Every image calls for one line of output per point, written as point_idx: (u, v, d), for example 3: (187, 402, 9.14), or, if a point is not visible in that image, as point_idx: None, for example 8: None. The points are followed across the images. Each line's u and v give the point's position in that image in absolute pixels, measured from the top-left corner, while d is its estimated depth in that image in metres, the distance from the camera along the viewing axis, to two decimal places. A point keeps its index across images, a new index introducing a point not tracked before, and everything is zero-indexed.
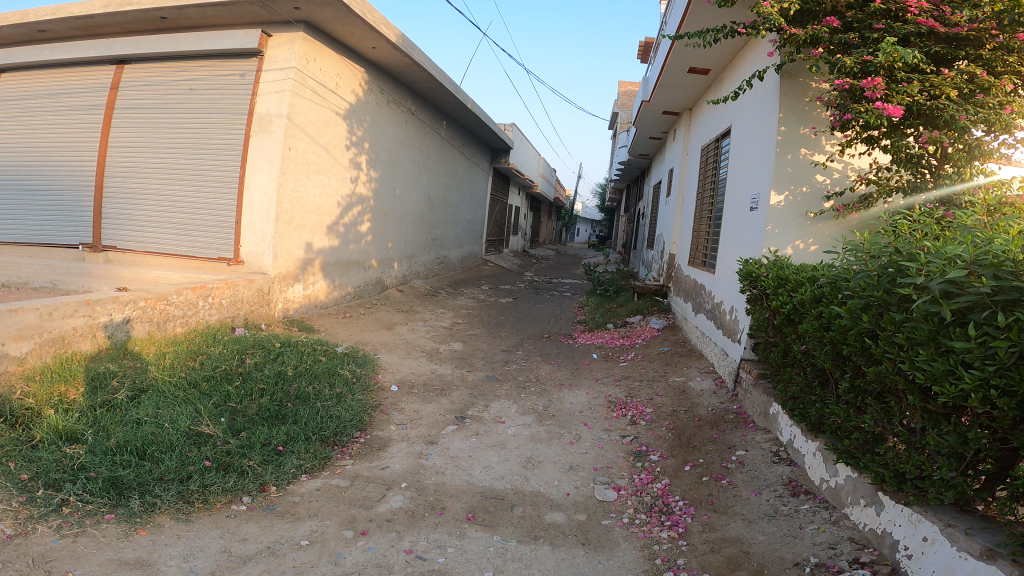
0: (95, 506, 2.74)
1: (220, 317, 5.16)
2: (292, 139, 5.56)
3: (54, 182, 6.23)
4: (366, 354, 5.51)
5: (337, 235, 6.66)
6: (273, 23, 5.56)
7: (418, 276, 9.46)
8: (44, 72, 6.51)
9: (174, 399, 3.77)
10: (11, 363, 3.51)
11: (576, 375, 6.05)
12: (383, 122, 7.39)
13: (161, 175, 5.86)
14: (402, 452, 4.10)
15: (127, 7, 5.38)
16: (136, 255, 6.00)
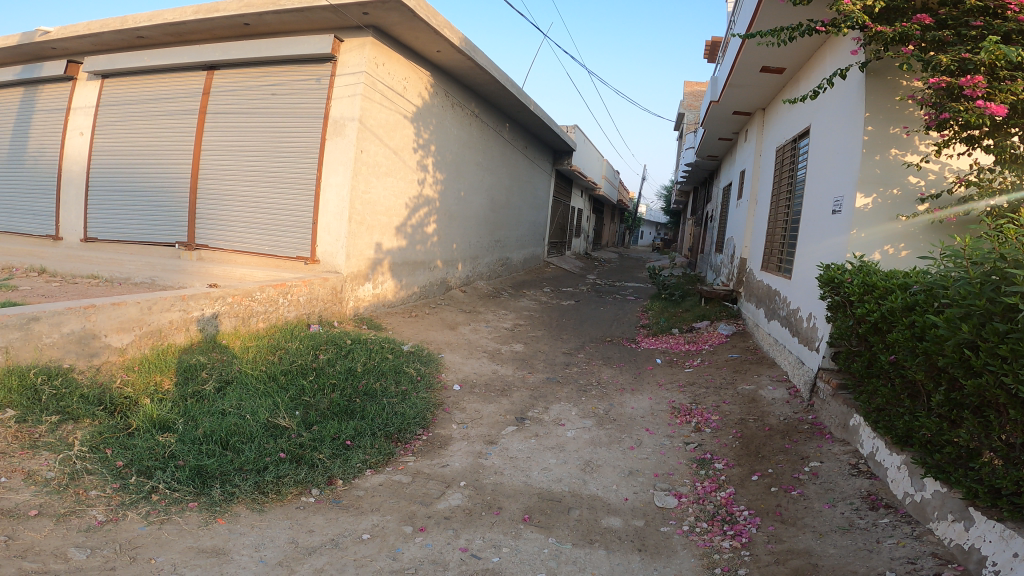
0: (181, 495, 2.80)
1: (297, 313, 5.38)
2: (364, 142, 5.75)
3: (152, 184, 6.67)
4: (431, 353, 5.61)
5: (405, 236, 6.82)
6: (344, 29, 5.76)
7: (481, 278, 9.56)
8: (137, 78, 6.86)
9: (256, 392, 3.95)
10: (114, 353, 3.89)
11: (639, 379, 5.92)
12: (448, 125, 7.52)
13: (246, 179, 6.19)
14: (462, 451, 4.13)
15: (213, 13, 5.71)
16: (221, 254, 6.35)
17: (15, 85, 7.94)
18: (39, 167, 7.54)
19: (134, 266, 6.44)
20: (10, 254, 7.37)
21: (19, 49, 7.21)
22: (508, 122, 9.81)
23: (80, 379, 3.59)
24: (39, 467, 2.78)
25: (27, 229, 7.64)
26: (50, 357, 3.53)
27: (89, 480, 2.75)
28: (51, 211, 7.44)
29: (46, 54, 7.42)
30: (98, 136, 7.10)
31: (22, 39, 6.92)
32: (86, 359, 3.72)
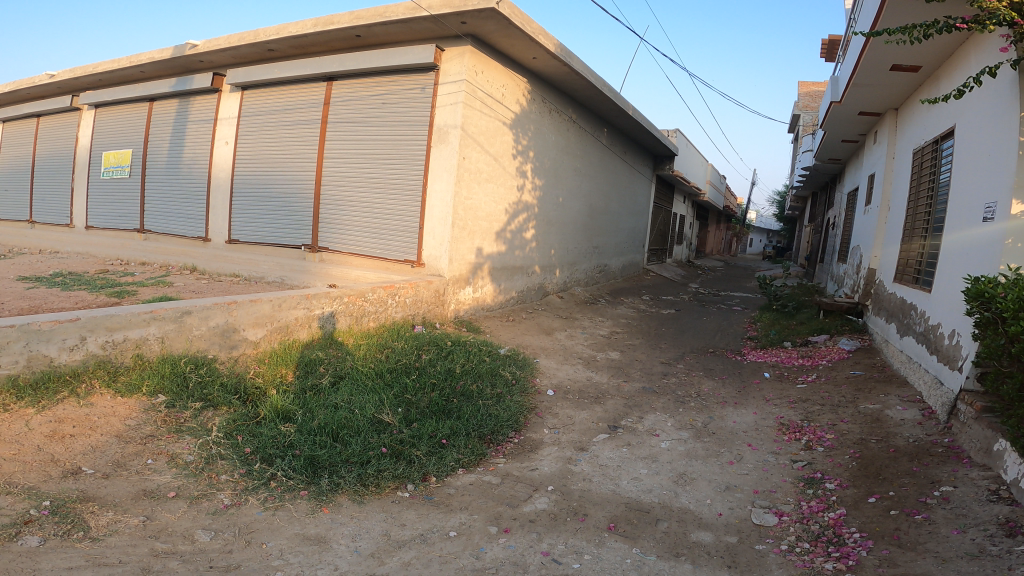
0: (294, 483, 3.17)
1: (404, 315, 5.75)
2: (466, 149, 6.02)
3: (281, 190, 7.34)
4: (526, 358, 5.81)
5: (504, 240, 7.02)
6: (446, 38, 6.03)
7: (579, 283, 9.63)
8: (270, 89, 7.55)
9: (365, 387, 4.32)
10: (249, 346, 4.48)
11: (743, 393, 5.69)
12: (546, 131, 7.59)
13: (362, 185, 6.66)
14: (553, 455, 4.25)
15: (329, 26, 6.17)
16: (340, 256, 6.89)
17: (168, 97, 8.68)
18: (191, 175, 8.29)
19: (268, 266, 7.22)
20: (169, 253, 8.36)
21: (172, 63, 8.00)
22: (607, 126, 9.70)
23: (221, 368, 4.15)
24: (181, 451, 3.28)
25: (179, 231, 8.43)
26: (198, 347, 4.16)
27: (221, 465, 3.20)
28: (201, 214, 8.19)
29: (195, 68, 8.24)
30: (239, 145, 7.80)
31: (175, 54, 7.71)
32: (226, 350, 4.32)
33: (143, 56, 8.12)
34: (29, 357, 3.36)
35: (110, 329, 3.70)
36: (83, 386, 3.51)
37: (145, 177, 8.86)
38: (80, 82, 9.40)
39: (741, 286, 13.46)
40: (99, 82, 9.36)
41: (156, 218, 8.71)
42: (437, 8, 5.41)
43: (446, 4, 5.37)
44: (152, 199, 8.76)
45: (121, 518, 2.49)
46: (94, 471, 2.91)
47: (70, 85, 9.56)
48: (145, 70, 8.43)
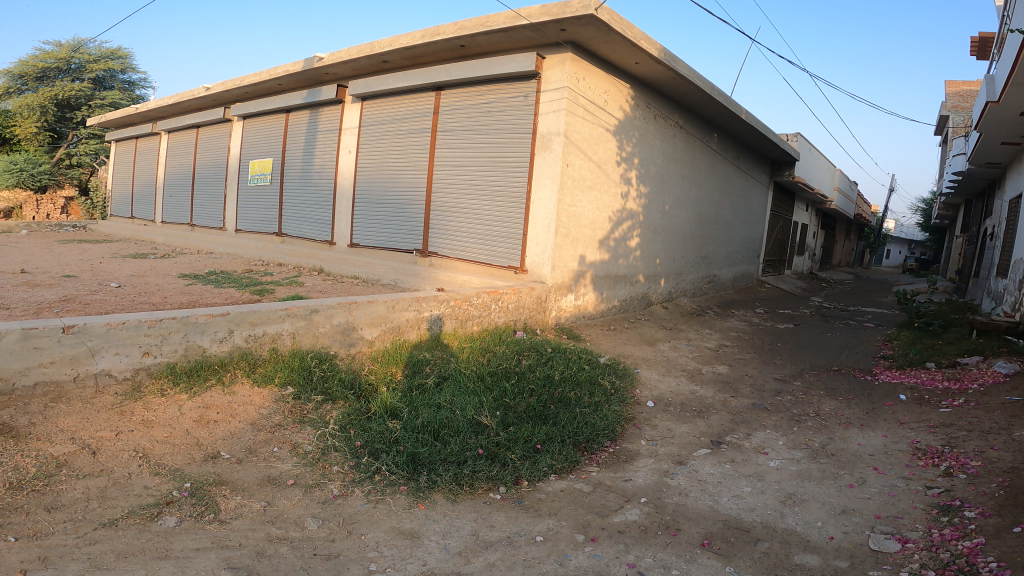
0: (396, 478, 3.46)
1: (506, 320, 6.01)
2: (569, 156, 6.24)
3: (399, 197, 7.83)
4: (627, 368, 5.84)
5: (608, 248, 7.24)
6: (546, 46, 6.29)
7: (685, 293, 9.51)
8: (386, 99, 8.06)
9: (466, 389, 4.58)
10: (365, 345, 4.90)
11: (872, 415, 5.28)
12: (652, 138, 7.77)
13: (469, 193, 7.01)
14: (648, 467, 4.24)
15: (436, 37, 6.51)
16: (448, 260, 7.27)
17: (301, 108, 9.50)
18: (321, 181, 9.05)
19: (383, 269, 7.59)
20: (301, 255, 9.08)
21: (303, 75, 8.72)
22: (717, 132, 9.72)
23: (340, 364, 4.60)
24: (302, 440, 3.70)
25: (311, 235, 9.24)
26: (323, 343, 4.64)
27: (334, 456, 3.57)
28: (328, 219, 8.92)
29: (323, 79, 8.94)
30: (360, 154, 8.41)
31: (305, 67, 8.39)
32: (345, 347, 4.77)
33: (279, 69, 8.94)
34: (186, 347, 3.98)
35: (252, 323, 4.26)
36: (227, 375, 4.08)
37: (283, 184, 9.78)
38: (231, 95, 10.56)
39: (877, 302, 12.35)
40: (245, 94, 10.43)
41: (292, 222, 9.61)
42: (537, 16, 5.59)
43: (545, 13, 5.53)
44: (289, 204, 9.67)
45: (245, 503, 2.89)
46: (230, 456, 3.38)
47: (224, 97, 10.76)
48: (283, 82, 9.27)
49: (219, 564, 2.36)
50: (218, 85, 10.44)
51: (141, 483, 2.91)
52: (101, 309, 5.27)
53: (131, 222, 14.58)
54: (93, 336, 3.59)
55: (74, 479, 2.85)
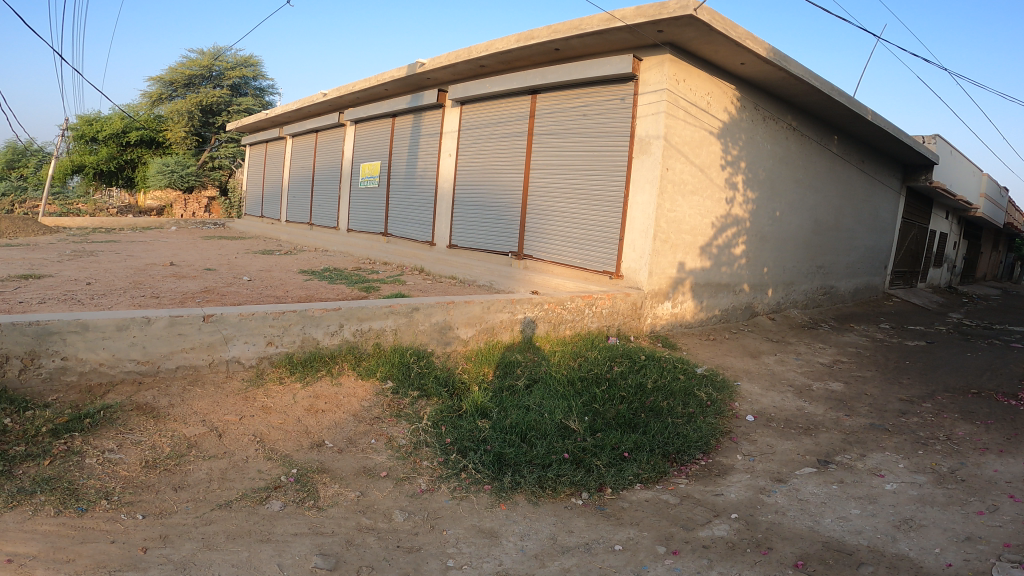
0: (481, 476, 3.61)
1: (599, 325, 6.03)
2: (669, 159, 6.19)
3: (498, 200, 8.01)
4: (726, 380, 5.66)
5: (710, 255, 7.03)
6: (643, 47, 6.30)
7: (797, 304, 8.98)
8: (485, 102, 8.29)
9: (555, 393, 4.68)
10: (460, 344, 5.14)
11: (1015, 442, 4.74)
12: (761, 139, 7.44)
13: (567, 197, 7.11)
14: (743, 483, 4.07)
15: (530, 41, 6.64)
16: (542, 264, 7.40)
17: (407, 112, 9.94)
18: (425, 183, 9.42)
19: (480, 270, 8.00)
20: (403, 255, 9.66)
21: (407, 80, 9.12)
22: (838, 134, 9.11)
23: (437, 361, 4.86)
24: (397, 434, 3.97)
25: (415, 236, 9.65)
26: (421, 341, 4.92)
27: (425, 451, 3.80)
28: (430, 220, 9.29)
29: (426, 84, 9.32)
30: (460, 157, 8.68)
31: (408, 72, 8.79)
32: (442, 345, 5.03)
33: (386, 75, 9.41)
34: (303, 339, 4.38)
35: (360, 319, 4.60)
36: (336, 367, 4.44)
37: (390, 185, 10.29)
38: (346, 100, 11.27)
39: None
40: (357, 100, 11.09)
41: (397, 223, 10.09)
42: (632, 18, 5.58)
43: (641, 14, 5.50)
44: (395, 206, 10.16)
45: (341, 492, 3.18)
46: (332, 445, 3.71)
47: (339, 102, 11.51)
48: (389, 87, 9.76)
49: (312, 550, 2.63)
50: (334, 91, 11.17)
51: (255, 467, 3.29)
52: (233, 300, 5.89)
53: (262, 221, 16.02)
54: (227, 325, 4.08)
55: (199, 460, 3.27)
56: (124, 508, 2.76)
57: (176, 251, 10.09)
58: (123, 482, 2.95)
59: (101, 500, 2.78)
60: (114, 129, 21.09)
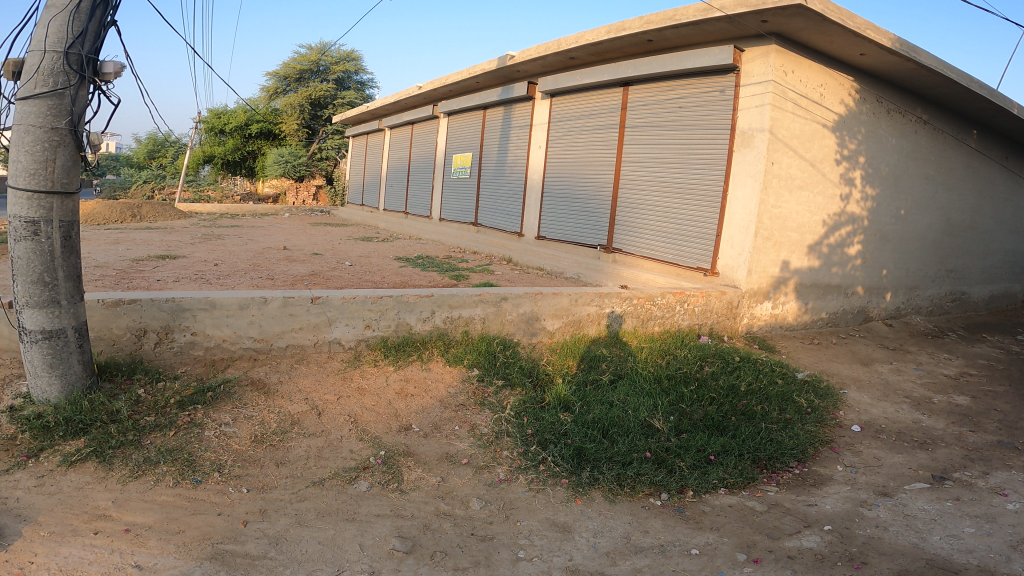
0: (559, 470, 3.68)
1: (691, 323, 5.90)
2: (775, 153, 5.90)
3: (590, 191, 7.94)
4: (830, 387, 5.34)
5: (819, 255, 6.64)
6: (746, 38, 6.08)
7: (919, 310, 8.25)
8: (577, 94, 8.23)
9: (641, 390, 4.64)
10: (546, 335, 5.22)
11: None
12: (884, 133, 6.89)
13: (660, 190, 6.99)
14: (841, 495, 3.81)
15: (622, 32, 6.57)
16: (631, 258, 7.36)
17: (498, 104, 10.04)
18: (516, 174, 9.49)
19: (568, 263, 8.11)
20: (494, 245, 9.79)
21: (497, 72, 9.20)
22: (977, 128, 8.23)
23: (522, 352, 4.98)
24: (480, 422, 4.13)
25: (504, 226, 9.77)
26: (509, 330, 5.05)
27: (506, 441, 3.93)
28: (519, 211, 9.39)
29: (516, 76, 9.38)
30: (551, 148, 8.69)
31: (498, 64, 8.88)
32: (528, 336, 5.14)
33: (477, 68, 9.55)
34: (398, 323, 4.64)
35: (451, 306, 4.80)
36: (426, 353, 4.66)
37: (481, 176, 10.46)
38: (440, 93, 11.53)
39: None
40: (451, 92, 11.32)
41: (487, 214, 10.28)
42: (732, 8, 5.45)
43: (743, 4, 5.37)
44: (486, 196, 10.32)
45: (423, 477, 3.39)
46: (419, 430, 3.93)
47: (433, 95, 11.80)
48: (480, 80, 9.91)
49: (391, 531, 2.83)
50: (428, 83, 11.47)
51: (348, 446, 3.57)
52: (336, 284, 6.30)
53: (364, 209, 16.82)
54: (332, 308, 4.41)
55: (300, 437, 3.58)
56: (232, 481, 3.10)
57: (289, 236, 10.88)
58: (234, 456, 3.31)
59: (214, 473, 3.14)
60: (238, 122, 22.92)
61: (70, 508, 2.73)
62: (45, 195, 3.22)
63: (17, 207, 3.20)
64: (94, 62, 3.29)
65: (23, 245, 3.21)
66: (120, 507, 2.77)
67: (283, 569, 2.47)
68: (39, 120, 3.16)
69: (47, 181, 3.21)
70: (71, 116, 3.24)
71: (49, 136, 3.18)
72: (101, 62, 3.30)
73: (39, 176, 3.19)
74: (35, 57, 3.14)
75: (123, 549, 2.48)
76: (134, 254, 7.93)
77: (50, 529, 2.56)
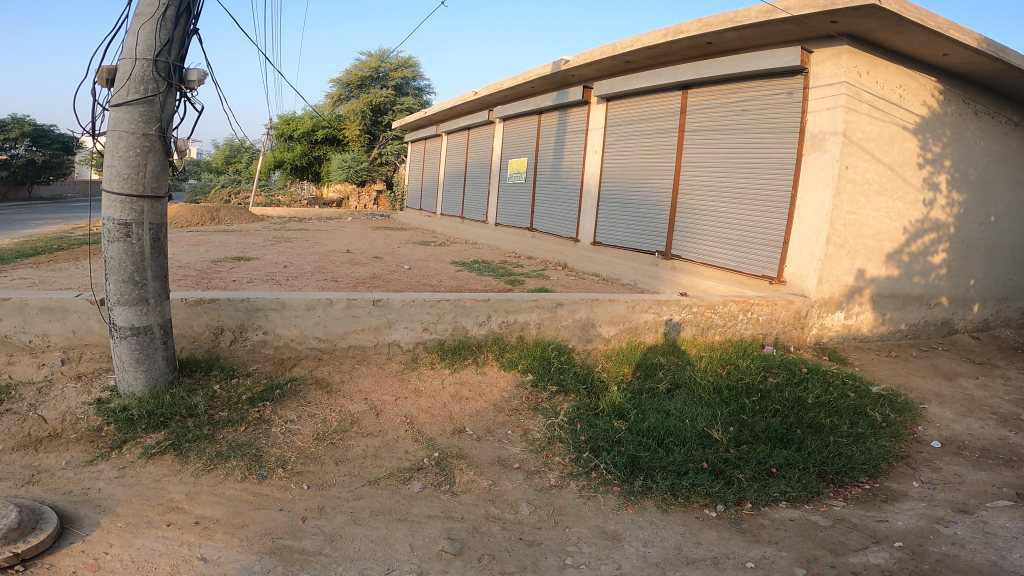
0: (611, 478, 3.66)
1: (754, 332, 5.75)
2: (849, 157, 5.67)
3: (649, 196, 7.84)
4: (909, 402, 5.05)
5: (897, 263, 6.33)
6: (815, 39, 5.89)
7: (1010, 322, 7.68)
8: (633, 98, 8.17)
9: (699, 400, 4.55)
10: (602, 342, 5.22)
11: None
12: (971, 136, 6.51)
13: (723, 196, 6.85)
14: (915, 511, 3.59)
15: (679, 35, 6.49)
16: (691, 265, 7.22)
17: (553, 109, 10.06)
18: (572, 179, 9.47)
19: (624, 269, 8.06)
20: (549, 251, 9.83)
21: (552, 77, 9.23)
22: None
23: (577, 358, 4.99)
24: (533, 427, 4.17)
25: (559, 232, 9.77)
26: (563, 336, 5.07)
27: (558, 447, 3.96)
28: (574, 216, 9.36)
29: (571, 81, 9.38)
30: (607, 153, 8.65)
31: (552, 69, 8.90)
32: (583, 342, 5.15)
33: (531, 73, 9.61)
34: (454, 327, 4.76)
35: (507, 311, 4.87)
36: (481, 357, 4.76)
37: (537, 181, 10.49)
38: (495, 98, 11.66)
39: None
40: (506, 97, 11.42)
41: (542, 219, 10.31)
42: (798, 8, 5.30)
43: (810, 5, 5.21)
44: (542, 202, 10.35)
45: (475, 480, 3.47)
46: (472, 432, 4.02)
47: (489, 100, 11.94)
48: (535, 85, 9.96)
49: (441, 533, 2.91)
50: (483, 89, 11.63)
51: (403, 447, 3.70)
52: (395, 287, 6.49)
53: (422, 213, 17.18)
54: (392, 310, 4.57)
55: (359, 436, 3.74)
56: (294, 477, 3.28)
57: (353, 239, 11.27)
58: (297, 453, 3.50)
59: (278, 468, 3.33)
60: (306, 128, 23.89)
61: (147, 500, 2.96)
62: (137, 198, 3.49)
63: (112, 209, 3.47)
64: (180, 70, 3.56)
65: (116, 246, 3.48)
66: (191, 500, 2.98)
67: (336, 566, 2.59)
68: (131, 127, 3.43)
69: (138, 185, 3.48)
70: (159, 123, 3.51)
71: (140, 142, 3.45)
72: (187, 70, 3.57)
73: (132, 180, 3.46)
74: (127, 65, 3.40)
75: (192, 541, 2.66)
76: (212, 256, 8.44)
77: (127, 520, 2.77)
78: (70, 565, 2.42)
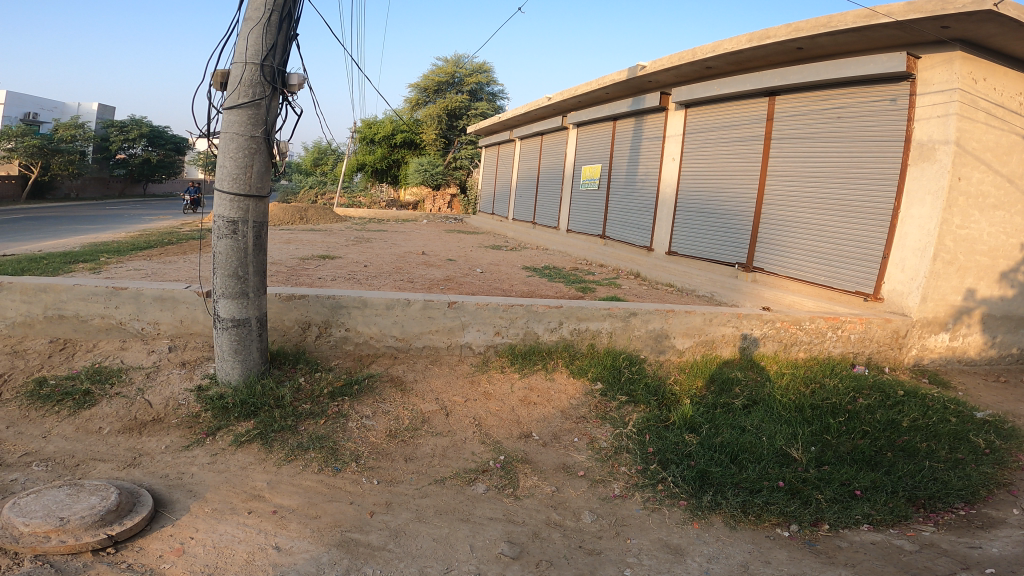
0: (678, 491, 3.59)
1: (844, 351, 5.45)
2: (962, 167, 5.26)
3: (732, 204, 7.61)
4: (1016, 428, 4.60)
5: (1012, 282, 5.83)
6: (922, 44, 5.54)
7: None
8: (715, 104, 7.96)
9: (778, 418, 4.38)
10: (676, 354, 5.13)
11: None
12: None
13: (815, 207, 6.55)
14: (1013, 539, 3.31)
15: (766, 41, 6.29)
16: (774, 278, 6.99)
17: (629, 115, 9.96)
18: (648, 186, 9.32)
19: (700, 280, 7.77)
20: (621, 258, 9.68)
21: (629, 83, 9.16)
22: None
23: (649, 368, 4.94)
24: (600, 436, 4.17)
25: (634, 240, 9.63)
26: (635, 346, 5.03)
27: (625, 457, 3.93)
28: (650, 224, 9.22)
29: (648, 86, 9.26)
30: (686, 159, 8.47)
31: (629, 75, 8.82)
32: (656, 353, 5.09)
33: (607, 79, 9.56)
34: (525, 332, 4.83)
35: (579, 318, 4.89)
36: (551, 363, 4.80)
37: (612, 186, 10.40)
38: (570, 104, 11.66)
39: None
40: (581, 103, 11.40)
41: (617, 226, 10.21)
42: (902, 13, 5.01)
43: (915, 10, 4.92)
44: (616, 208, 10.25)
45: (539, 485, 3.53)
46: (538, 438, 4.08)
47: (563, 105, 11.97)
48: (611, 91, 9.90)
49: (501, 536, 2.99)
50: (558, 95, 11.67)
51: (470, 448, 3.81)
52: (466, 290, 6.64)
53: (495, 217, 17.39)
54: (466, 313, 4.70)
55: (428, 435, 3.89)
56: (366, 472, 3.45)
57: (428, 242, 11.58)
58: (371, 448, 3.68)
59: (352, 463, 3.51)
60: (386, 132, 24.74)
61: (232, 487, 3.21)
62: (243, 198, 3.77)
63: (222, 208, 3.77)
64: (283, 75, 3.83)
65: (224, 242, 3.78)
66: (272, 489, 3.20)
67: (398, 562, 2.71)
68: (241, 129, 3.72)
69: (246, 185, 3.77)
70: (265, 125, 3.80)
71: (249, 143, 3.74)
72: (288, 75, 3.84)
73: (240, 180, 3.75)
74: (239, 69, 3.68)
75: (268, 529, 2.86)
76: (300, 254, 8.95)
77: (213, 506, 3.01)
78: (157, 549, 2.65)
